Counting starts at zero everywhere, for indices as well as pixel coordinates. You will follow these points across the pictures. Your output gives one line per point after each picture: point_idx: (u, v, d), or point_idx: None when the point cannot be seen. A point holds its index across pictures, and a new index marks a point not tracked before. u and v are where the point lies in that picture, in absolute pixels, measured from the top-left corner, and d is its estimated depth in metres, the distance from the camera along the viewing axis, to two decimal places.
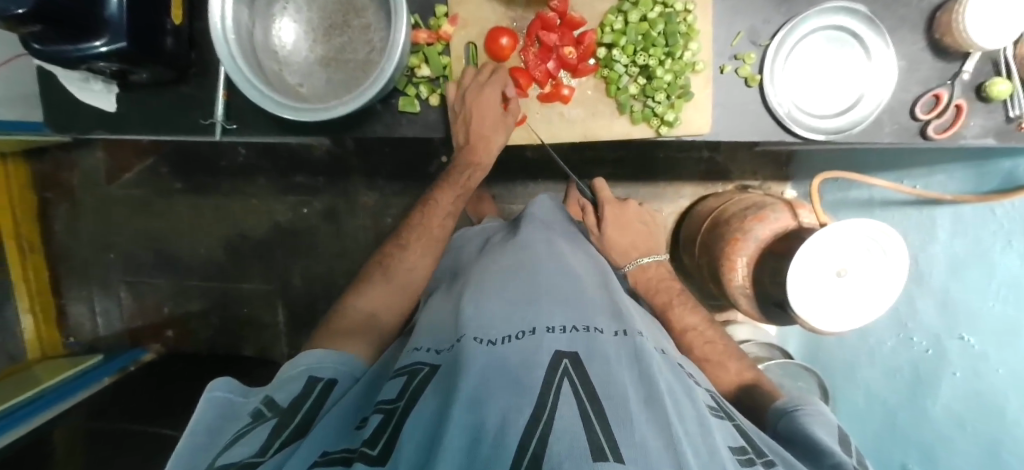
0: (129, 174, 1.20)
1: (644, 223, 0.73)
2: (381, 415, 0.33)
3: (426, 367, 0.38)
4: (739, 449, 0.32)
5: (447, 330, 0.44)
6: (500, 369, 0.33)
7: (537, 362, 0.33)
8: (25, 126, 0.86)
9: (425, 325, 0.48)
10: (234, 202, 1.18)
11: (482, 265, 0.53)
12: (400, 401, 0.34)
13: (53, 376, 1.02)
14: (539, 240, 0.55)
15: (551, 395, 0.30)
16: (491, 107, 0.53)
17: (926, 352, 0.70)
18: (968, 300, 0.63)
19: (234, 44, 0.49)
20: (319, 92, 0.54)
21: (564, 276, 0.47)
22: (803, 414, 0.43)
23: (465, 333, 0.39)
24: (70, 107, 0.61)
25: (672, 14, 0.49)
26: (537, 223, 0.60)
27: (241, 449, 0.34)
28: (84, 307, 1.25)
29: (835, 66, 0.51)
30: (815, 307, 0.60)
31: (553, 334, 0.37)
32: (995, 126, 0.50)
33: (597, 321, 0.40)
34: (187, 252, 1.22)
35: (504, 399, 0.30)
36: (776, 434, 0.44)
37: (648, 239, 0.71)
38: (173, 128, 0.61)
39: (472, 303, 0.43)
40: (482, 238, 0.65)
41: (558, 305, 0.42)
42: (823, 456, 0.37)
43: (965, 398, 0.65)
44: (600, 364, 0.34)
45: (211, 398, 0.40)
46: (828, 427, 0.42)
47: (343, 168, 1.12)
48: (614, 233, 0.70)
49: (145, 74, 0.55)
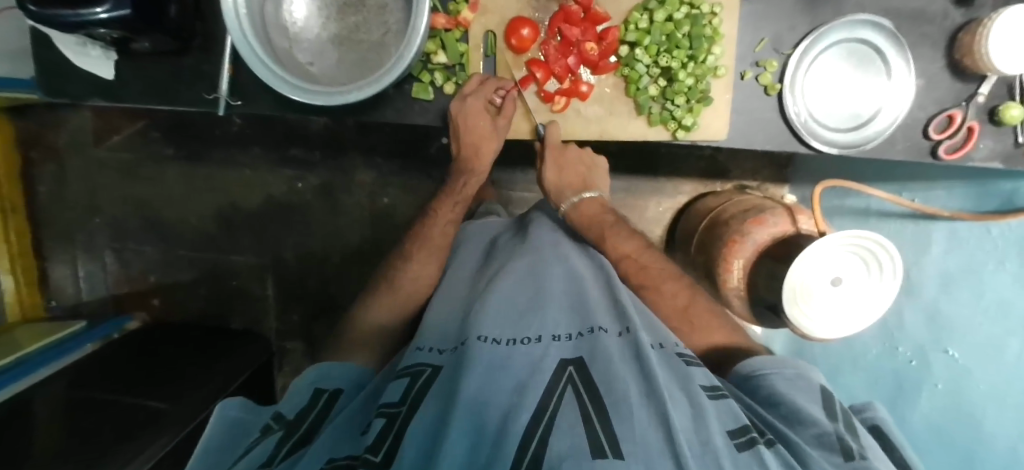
0: (117, 137, 1.16)
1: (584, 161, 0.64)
2: (384, 419, 0.33)
3: (428, 367, 0.39)
4: (739, 431, 0.31)
5: (452, 331, 0.44)
6: (504, 373, 0.33)
7: (540, 368, 0.34)
8: (10, 83, 0.81)
9: (431, 319, 0.47)
10: (228, 173, 1.15)
11: (491, 267, 0.53)
12: (403, 405, 0.34)
13: (38, 339, 1.00)
14: (550, 241, 0.54)
15: (554, 399, 0.31)
16: (484, 118, 0.54)
17: (910, 362, 0.72)
18: (958, 315, 0.65)
19: (246, 19, 0.46)
20: (329, 73, 0.52)
21: (569, 280, 0.47)
22: (778, 378, 0.42)
23: (469, 334, 0.39)
24: (63, 71, 0.59)
25: (699, 16, 0.48)
26: (546, 224, 0.60)
27: (249, 462, 0.33)
28: (69, 272, 1.22)
29: (856, 83, 0.51)
30: (821, 318, 0.62)
31: (558, 342, 0.37)
32: (1003, 150, 0.51)
33: (600, 320, 0.40)
34: (177, 221, 1.19)
35: (507, 402, 0.30)
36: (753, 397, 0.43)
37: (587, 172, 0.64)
38: (171, 99, 0.58)
39: (478, 306, 0.43)
40: (489, 238, 0.63)
41: (562, 311, 0.42)
42: (806, 425, 0.36)
43: (940, 408, 0.68)
44: (601, 362, 0.34)
45: (220, 415, 0.40)
46: (809, 392, 0.41)
47: (341, 144, 1.10)
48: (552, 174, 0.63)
49: (146, 43, 0.53)
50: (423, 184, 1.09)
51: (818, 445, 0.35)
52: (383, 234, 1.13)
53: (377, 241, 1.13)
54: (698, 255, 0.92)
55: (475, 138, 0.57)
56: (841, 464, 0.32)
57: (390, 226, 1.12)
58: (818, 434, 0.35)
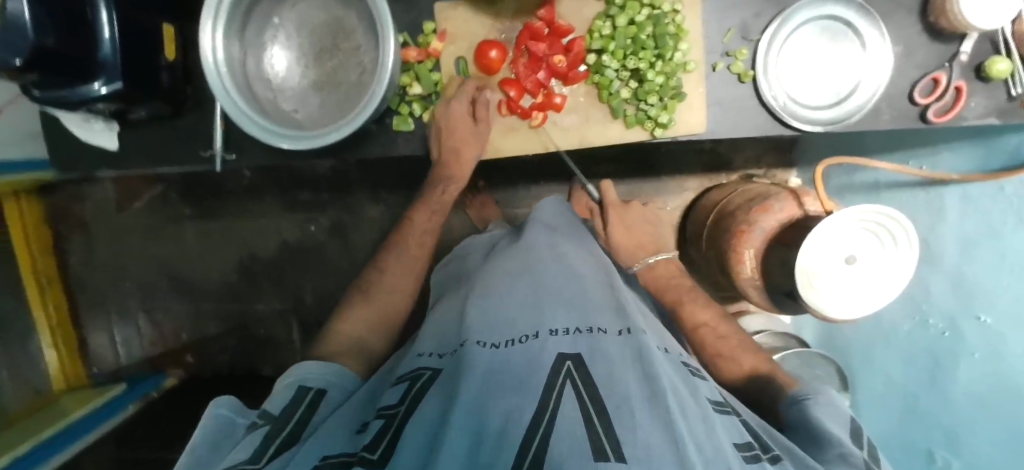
0: (138, 203, 1.22)
1: (650, 227, 0.74)
2: (383, 420, 0.33)
3: (428, 371, 0.39)
4: (745, 446, 0.31)
5: (451, 334, 0.43)
6: (502, 372, 0.33)
7: (539, 365, 0.33)
8: None
9: (428, 329, 0.48)
10: (243, 224, 1.20)
11: (483, 270, 0.52)
12: (400, 406, 0.35)
13: (81, 405, 1.05)
14: (544, 241, 0.54)
15: (554, 395, 0.30)
16: (467, 122, 0.55)
17: (943, 334, 0.67)
18: (979, 280, 0.61)
19: (227, 76, 0.49)
20: (314, 116, 0.55)
21: (567, 277, 0.46)
22: (813, 404, 0.42)
23: (467, 338, 0.39)
24: (71, 146, 0.62)
25: (660, 15, 0.49)
26: (540, 226, 0.58)
27: (235, 456, 0.34)
28: (105, 337, 1.27)
29: (831, 58, 0.50)
30: (835, 297, 0.59)
31: (556, 336, 0.36)
32: (997, 105, 0.49)
33: (600, 320, 0.40)
34: (200, 276, 1.23)
35: (507, 402, 0.30)
36: (788, 427, 0.44)
37: (655, 242, 0.72)
38: (173, 161, 0.61)
39: (473, 307, 0.43)
40: (488, 244, 0.62)
41: (559, 304, 0.41)
42: (830, 446, 0.37)
43: (984, 379, 0.62)
44: (602, 363, 0.33)
45: (211, 417, 0.40)
46: (839, 420, 0.41)
47: (347, 182, 1.13)
48: (619, 234, 0.71)
49: (143, 111, 0.56)
50: None
51: (844, 466, 0.35)
52: None
53: None
54: (709, 250, 0.90)
55: (456, 143, 0.57)
56: None
57: None
58: (840, 455, 0.35)
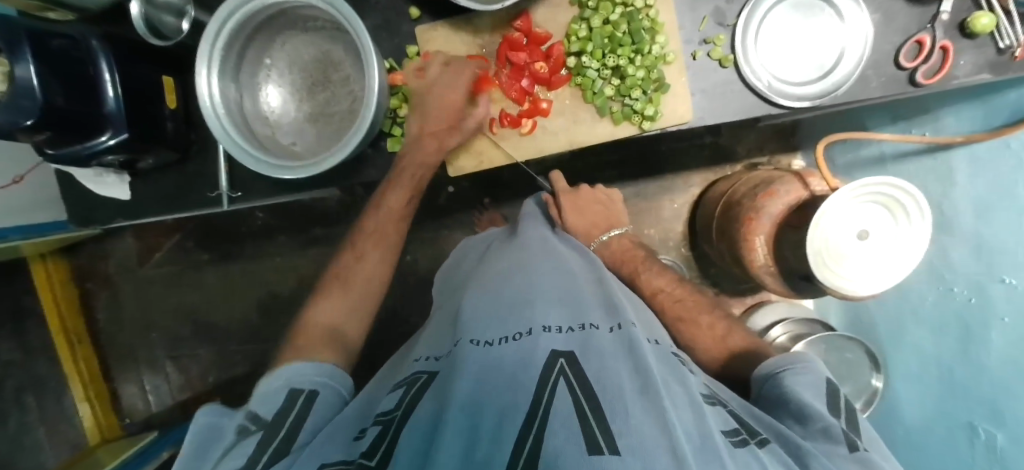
0: (158, 254, 1.26)
1: (600, 200, 0.70)
2: (378, 429, 0.34)
3: (424, 374, 0.40)
4: (733, 431, 0.32)
5: (444, 338, 0.45)
6: (495, 370, 0.33)
7: (531, 362, 0.33)
8: (40, 228, 0.90)
9: (425, 336, 0.49)
10: (261, 265, 1.22)
11: (474, 273, 0.53)
12: (397, 411, 0.35)
13: (117, 455, 1.08)
14: (535, 239, 0.55)
15: (547, 392, 0.30)
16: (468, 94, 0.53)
17: (971, 301, 0.63)
18: (999, 239, 0.56)
19: (225, 116, 0.51)
20: (311, 147, 0.57)
21: (558, 275, 0.46)
22: (789, 378, 0.41)
23: (461, 337, 0.39)
24: (89, 202, 0.66)
25: (633, 12, 0.50)
26: (530, 221, 0.61)
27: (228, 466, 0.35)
28: (137, 388, 1.27)
29: (809, 33, 0.50)
30: (863, 272, 0.58)
31: (549, 334, 0.36)
32: (987, 60, 0.48)
33: (591, 317, 0.39)
34: (222, 320, 1.25)
35: (503, 400, 0.30)
36: (762, 400, 0.43)
37: (608, 214, 0.69)
38: (185, 205, 0.64)
39: (467, 308, 0.43)
40: (485, 245, 0.64)
41: (552, 302, 0.41)
42: (811, 420, 0.37)
43: (1014, 344, 0.56)
44: (595, 359, 0.33)
45: (199, 421, 0.41)
46: (816, 390, 0.40)
47: (356, 213, 1.16)
48: (572, 217, 0.67)
49: (151, 160, 0.59)
50: (441, 234, 1.12)
51: (826, 440, 0.35)
52: (412, 291, 1.14)
53: (408, 298, 1.14)
54: (720, 242, 0.89)
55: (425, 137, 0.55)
56: (845, 456, 0.34)
57: (415, 280, 1.14)
58: (824, 429, 0.36)
